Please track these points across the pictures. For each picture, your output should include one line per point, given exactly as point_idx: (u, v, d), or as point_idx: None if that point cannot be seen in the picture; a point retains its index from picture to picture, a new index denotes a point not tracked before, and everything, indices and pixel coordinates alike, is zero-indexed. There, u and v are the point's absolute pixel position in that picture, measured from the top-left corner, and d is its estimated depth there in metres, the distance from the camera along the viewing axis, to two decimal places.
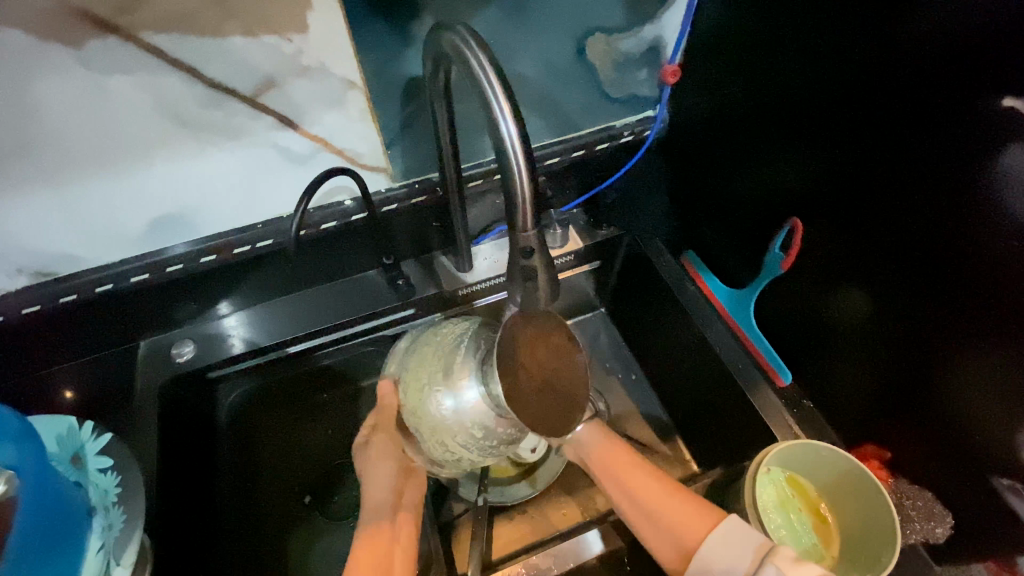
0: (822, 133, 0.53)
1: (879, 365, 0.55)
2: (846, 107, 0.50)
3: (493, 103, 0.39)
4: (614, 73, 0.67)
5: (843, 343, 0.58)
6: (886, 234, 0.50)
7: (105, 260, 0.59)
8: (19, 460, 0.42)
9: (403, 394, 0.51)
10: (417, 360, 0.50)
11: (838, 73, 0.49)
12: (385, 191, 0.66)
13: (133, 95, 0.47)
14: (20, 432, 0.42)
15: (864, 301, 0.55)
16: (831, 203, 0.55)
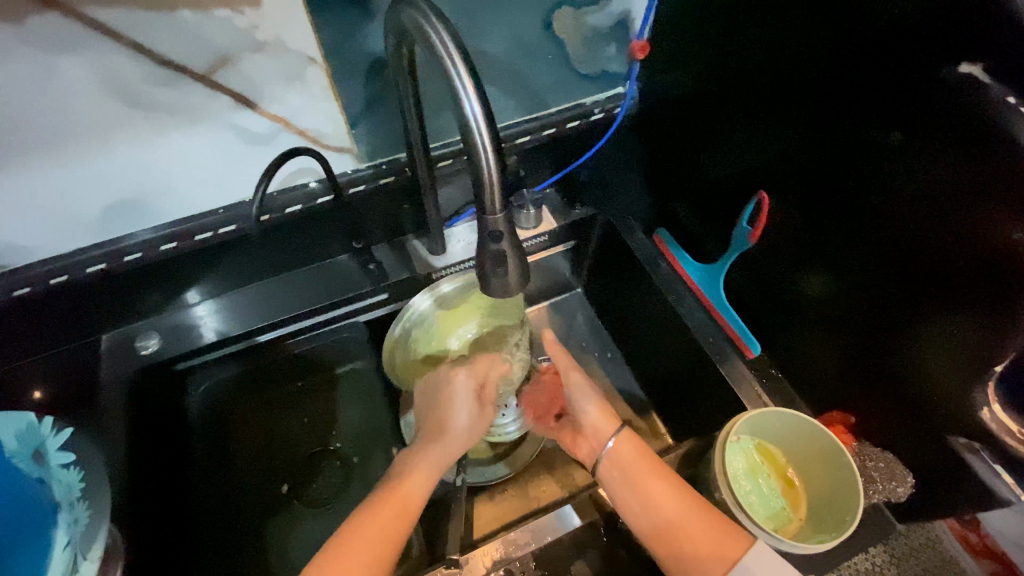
0: (788, 106, 0.53)
1: (845, 334, 0.57)
2: (811, 80, 0.50)
3: (454, 76, 0.38)
4: (583, 48, 0.66)
5: (811, 313, 0.60)
6: (850, 205, 0.51)
7: (59, 249, 0.56)
8: None
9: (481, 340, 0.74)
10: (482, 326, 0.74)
11: (802, 44, 0.49)
12: (352, 172, 0.65)
13: (78, 74, 0.45)
14: None
15: (829, 272, 0.56)
16: (799, 175, 0.55)
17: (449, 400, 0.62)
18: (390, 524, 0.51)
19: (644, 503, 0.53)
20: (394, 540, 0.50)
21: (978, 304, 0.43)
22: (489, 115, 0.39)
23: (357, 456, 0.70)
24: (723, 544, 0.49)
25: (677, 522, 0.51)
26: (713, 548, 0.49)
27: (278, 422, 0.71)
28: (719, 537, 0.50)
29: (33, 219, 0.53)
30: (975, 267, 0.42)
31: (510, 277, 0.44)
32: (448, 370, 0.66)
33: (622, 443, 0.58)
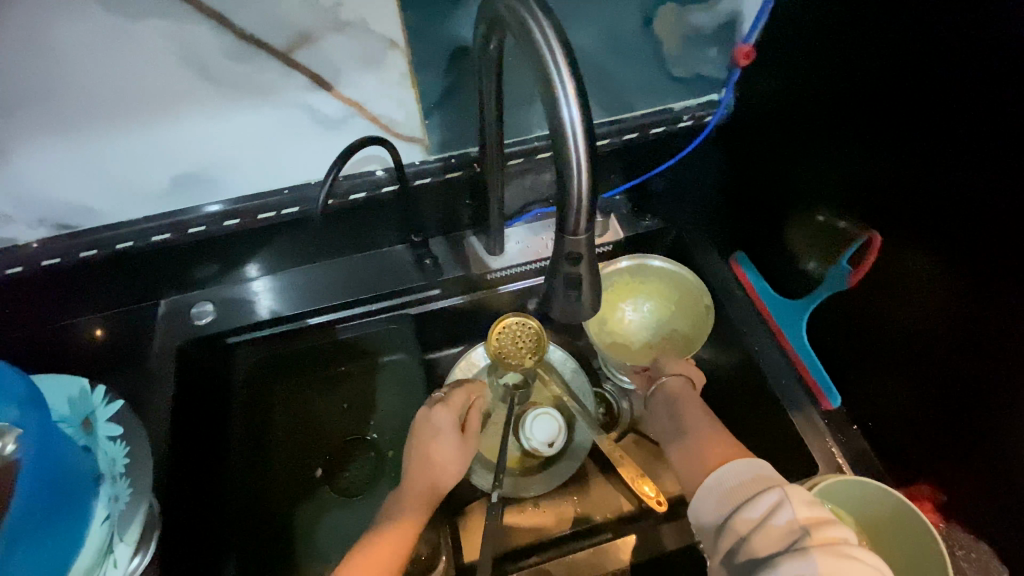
0: (919, 139, 0.46)
1: (949, 404, 0.50)
2: (959, 108, 0.42)
3: (555, 80, 0.34)
4: (680, 49, 0.59)
5: (909, 374, 0.53)
6: (983, 264, 0.43)
7: (128, 216, 0.57)
8: (21, 419, 0.41)
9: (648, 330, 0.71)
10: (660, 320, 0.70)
11: (950, 68, 0.42)
12: (420, 163, 0.62)
13: (158, 44, 0.43)
14: (27, 398, 0.41)
15: (941, 333, 0.49)
16: (920, 216, 0.48)
17: (434, 438, 0.61)
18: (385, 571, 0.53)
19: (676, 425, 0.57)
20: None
21: None
22: (587, 127, 0.35)
23: (392, 450, 0.70)
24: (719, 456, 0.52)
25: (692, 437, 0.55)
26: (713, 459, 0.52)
27: (318, 405, 0.71)
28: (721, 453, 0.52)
29: (104, 185, 0.53)
30: None
31: (583, 297, 0.41)
32: (428, 411, 0.62)
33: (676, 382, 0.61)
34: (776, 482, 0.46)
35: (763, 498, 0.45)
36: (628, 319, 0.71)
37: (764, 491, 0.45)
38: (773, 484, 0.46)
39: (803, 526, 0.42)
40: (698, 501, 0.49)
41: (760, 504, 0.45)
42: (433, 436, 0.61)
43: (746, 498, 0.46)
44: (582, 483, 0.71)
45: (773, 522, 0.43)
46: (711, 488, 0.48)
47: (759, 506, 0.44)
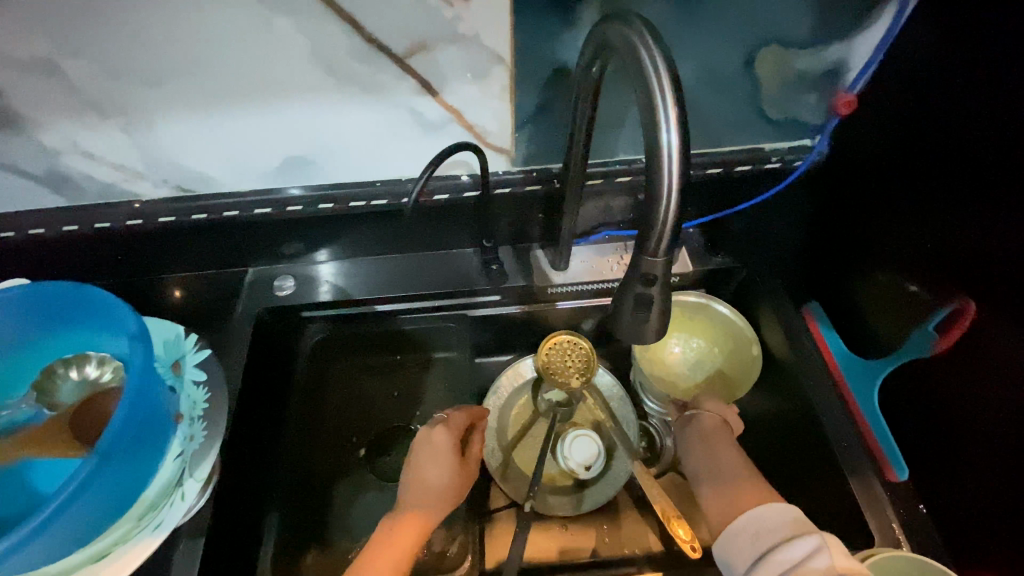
0: None
1: None
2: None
3: (659, 107, 0.35)
4: (779, 92, 0.59)
5: (989, 459, 0.49)
6: None
7: (238, 188, 0.63)
8: (133, 352, 0.45)
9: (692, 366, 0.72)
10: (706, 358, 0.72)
11: None
12: (503, 173, 0.64)
13: (296, 38, 0.48)
14: (139, 332, 0.46)
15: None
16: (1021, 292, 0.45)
17: (432, 458, 0.60)
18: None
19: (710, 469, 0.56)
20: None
21: None
22: (683, 156, 0.36)
23: None
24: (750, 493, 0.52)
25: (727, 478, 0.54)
26: (744, 498, 0.52)
27: (371, 388, 0.75)
28: (751, 492, 0.52)
29: (222, 156, 0.59)
30: None
31: (651, 320, 0.41)
32: (428, 432, 0.61)
33: (703, 421, 0.62)
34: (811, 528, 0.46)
35: (792, 543, 0.45)
36: (675, 354, 0.72)
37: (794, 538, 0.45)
38: (808, 530, 0.46)
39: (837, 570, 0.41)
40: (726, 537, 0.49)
41: (789, 550, 0.44)
42: (431, 458, 0.60)
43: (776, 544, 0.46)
44: (612, 513, 0.70)
45: (802, 566, 0.43)
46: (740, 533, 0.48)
47: (788, 553, 0.44)
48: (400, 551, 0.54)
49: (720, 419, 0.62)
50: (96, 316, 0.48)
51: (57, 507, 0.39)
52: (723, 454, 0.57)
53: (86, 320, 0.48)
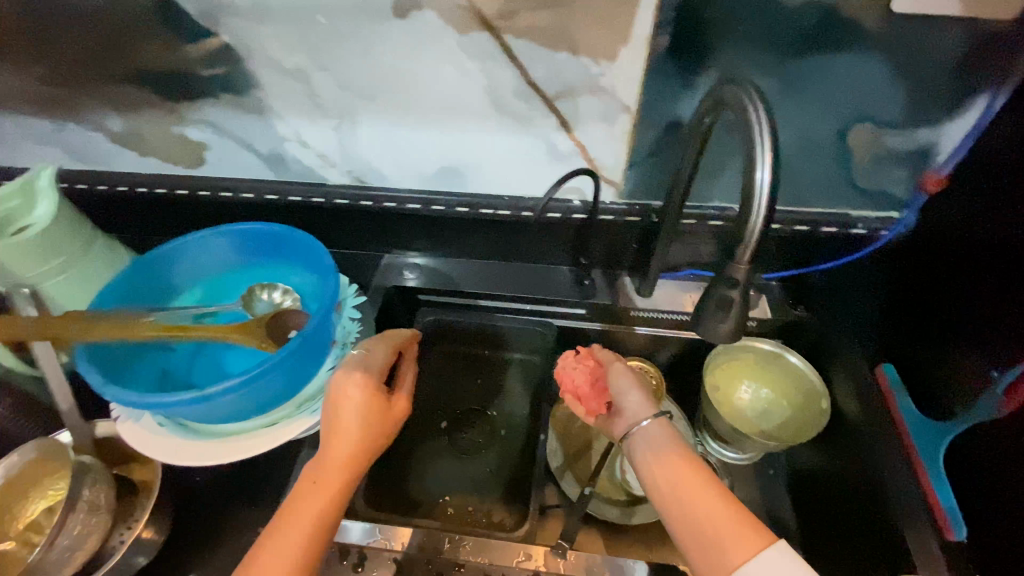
0: None
1: None
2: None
3: (757, 153, 0.45)
4: (870, 165, 0.66)
5: None
6: None
7: (399, 186, 0.79)
8: (330, 283, 0.61)
9: (760, 417, 0.75)
10: (772, 412, 0.75)
11: None
12: (610, 202, 0.76)
13: (478, 77, 0.64)
14: (330, 267, 0.62)
15: None
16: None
17: (338, 403, 0.52)
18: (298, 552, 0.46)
19: (670, 489, 0.48)
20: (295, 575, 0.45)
21: None
22: (772, 189, 0.45)
23: (504, 430, 0.83)
24: (738, 539, 0.44)
25: (702, 508, 0.46)
26: (733, 545, 0.43)
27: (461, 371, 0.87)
28: (738, 536, 0.44)
29: (397, 158, 0.75)
30: None
31: (729, 320, 0.49)
32: (342, 372, 0.53)
33: (656, 429, 0.53)
34: None
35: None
36: (744, 399, 0.76)
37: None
38: None
39: None
40: None
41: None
42: (351, 409, 0.51)
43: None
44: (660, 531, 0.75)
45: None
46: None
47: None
48: (320, 500, 0.48)
49: (637, 386, 0.58)
50: (299, 255, 0.66)
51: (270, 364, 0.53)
52: (677, 466, 0.49)
53: (289, 256, 0.66)
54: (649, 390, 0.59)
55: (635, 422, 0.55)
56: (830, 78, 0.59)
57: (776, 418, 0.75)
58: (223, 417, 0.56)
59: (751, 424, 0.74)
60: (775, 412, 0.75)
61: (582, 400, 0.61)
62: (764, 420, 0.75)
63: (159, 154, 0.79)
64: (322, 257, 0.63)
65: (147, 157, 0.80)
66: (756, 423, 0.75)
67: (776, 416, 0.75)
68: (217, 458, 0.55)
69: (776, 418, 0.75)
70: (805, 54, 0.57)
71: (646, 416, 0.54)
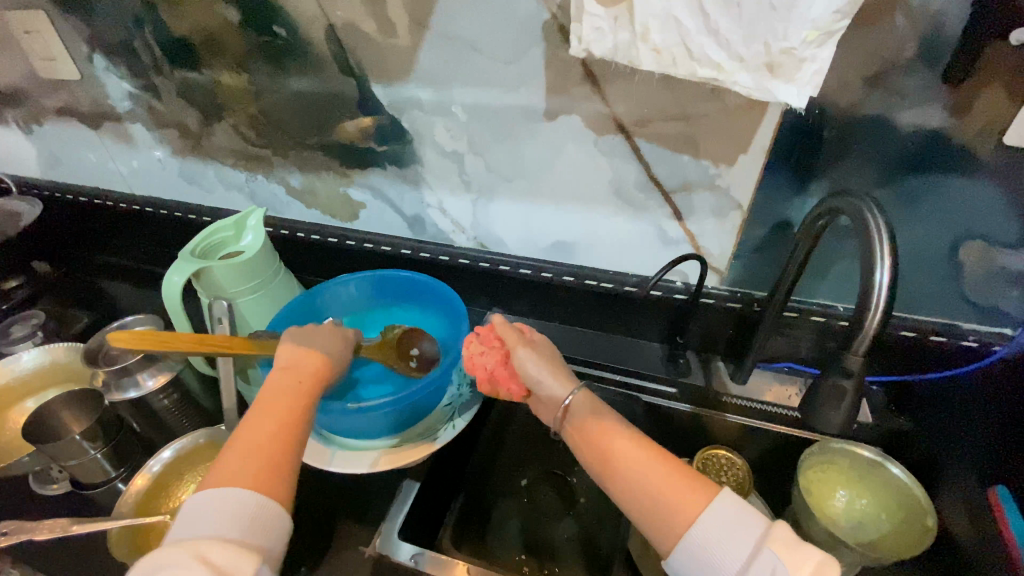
0: None
1: None
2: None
3: (876, 253, 0.49)
4: (983, 280, 0.68)
5: None
6: None
7: (516, 253, 0.89)
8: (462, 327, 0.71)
9: (856, 526, 0.72)
10: (870, 522, 0.72)
11: None
12: (711, 288, 0.81)
13: (606, 170, 0.75)
14: (461, 314, 0.72)
15: None
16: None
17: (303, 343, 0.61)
18: (267, 455, 0.49)
19: (610, 467, 0.53)
20: (283, 466, 0.49)
21: None
22: (891, 291, 0.48)
23: (582, 498, 0.84)
24: (685, 495, 0.49)
25: (645, 478, 0.50)
26: (680, 502, 0.49)
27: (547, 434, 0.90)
28: (684, 491, 0.49)
29: (520, 229, 0.86)
30: None
31: (842, 410, 0.52)
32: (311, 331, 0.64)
33: (580, 402, 0.58)
34: (765, 535, 0.46)
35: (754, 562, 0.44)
36: (839, 505, 0.73)
37: (758, 555, 0.45)
38: (753, 532, 0.46)
39: None
40: (682, 555, 0.47)
41: (748, 573, 0.44)
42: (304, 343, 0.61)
43: (743, 569, 0.45)
44: None
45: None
46: (702, 555, 0.46)
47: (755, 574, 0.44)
48: (278, 415, 0.52)
49: (545, 362, 0.61)
50: (433, 302, 0.77)
51: (408, 391, 0.63)
52: (609, 438, 0.54)
53: (424, 300, 0.77)
54: (558, 363, 0.62)
55: (559, 404, 0.58)
56: (942, 196, 0.63)
57: (874, 530, 0.71)
58: (362, 433, 0.66)
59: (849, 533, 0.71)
60: (873, 523, 0.72)
61: (500, 382, 0.63)
62: (862, 530, 0.72)
63: (323, 208, 0.95)
64: (457, 304, 0.72)
65: (312, 209, 0.96)
66: (852, 533, 0.71)
67: (875, 529, 0.72)
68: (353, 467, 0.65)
69: (873, 530, 0.71)
70: (916, 173, 0.63)
71: (564, 395, 0.58)
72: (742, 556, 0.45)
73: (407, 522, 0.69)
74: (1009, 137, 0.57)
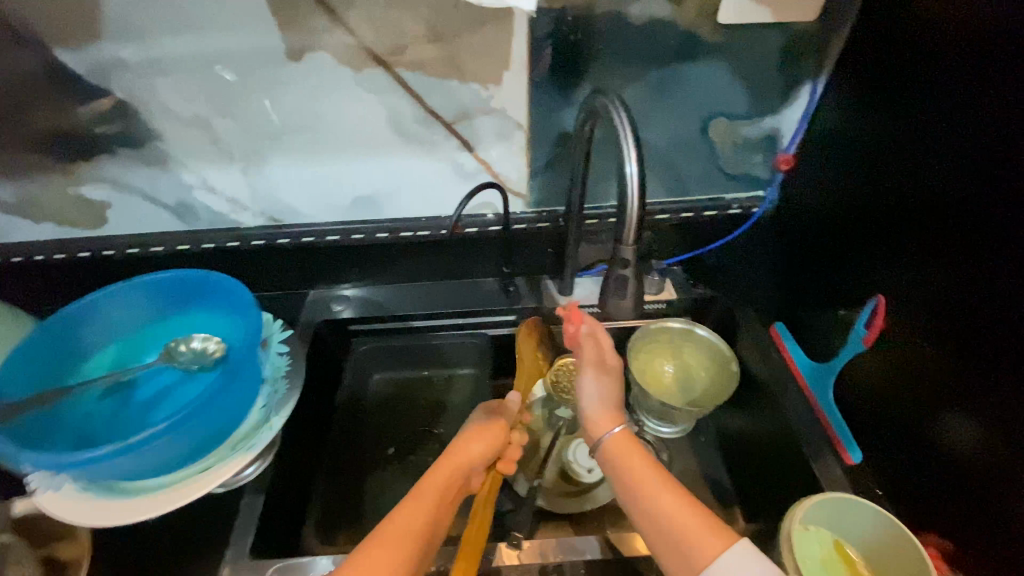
0: (927, 239, 0.56)
1: (959, 486, 0.54)
2: (962, 205, 0.52)
3: (623, 145, 0.51)
4: (732, 153, 0.77)
5: (933, 446, 0.58)
6: (984, 335, 0.51)
7: (316, 219, 0.81)
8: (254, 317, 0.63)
9: (681, 388, 0.82)
10: (691, 382, 0.82)
11: (952, 177, 0.53)
12: (520, 213, 0.82)
13: (377, 110, 0.69)
14: (250, 301, 0.63)
15: (975, 432, 0.52)
16: (932, 281, 0.56)
17: (480, 429, 0.64)
18: None
19: (637, 494, 0.52)
20: None
21: None
22: (641, 179, 0.51)
23: (452, 443, 0.82)
24: (704, 534, 0.47)
25: (667, 515, 0.49)
26: (700, 543, 0.46)
27: (405, 398, 0.87)
28: (705, 533, 0.47)
29: (311, 193, 0.78)
30: None
31: (627, 298, 0.57)
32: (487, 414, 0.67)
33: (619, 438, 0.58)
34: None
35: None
36: (667, 373, 0.82)
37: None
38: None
39: None
40: None
41: None
42: (483, 436, 0.63)
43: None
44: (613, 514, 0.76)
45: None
46: None
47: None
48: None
49: (606, 392, 0.64)
50: (219, 299, 0.66)
51: (194, 404, 0.54)
52: (643, 473, 0.53)
53: (208, 299, 0.67)
54: (618, 392, 0.64)
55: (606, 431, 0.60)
56: (686, 83, 0.69)
57: (693, 388, 0.82)
58: (155, 469, 0.56)
59: (675, 396, 0.81)
60: (694, 382, 0.82)
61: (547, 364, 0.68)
62: (684, 390, 0.82)
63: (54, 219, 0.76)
64: (241, 293, 0.64)
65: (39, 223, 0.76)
66: (677, 395, 0.81)
67: (695, 386, 0.82)
68: (151, 511, 0.55)
69: (694, 388, 0.82)
70: (661, 65, 0.67)
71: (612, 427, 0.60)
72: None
73: (257, 540, 0.63)
74: (722, 17, 0.64)
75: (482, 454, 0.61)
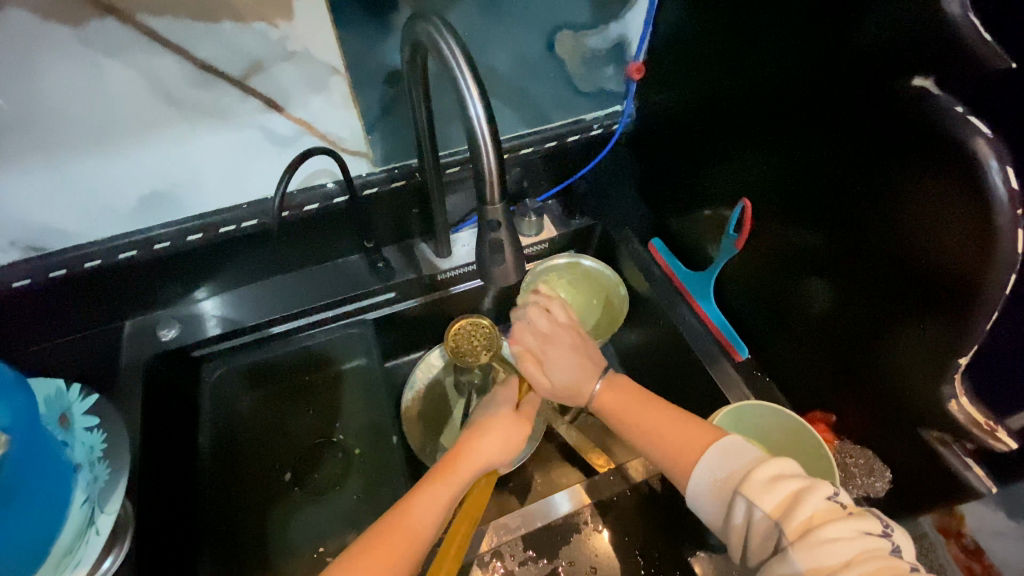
0: (780, 131, 0.56)
1: (834, 358, 0.58)
2: (807, 91, 0.52)
3: (460, 83, 0.42)
4: (582, 68, 0.71)
5: (805, 327, 0.61)
6: (841, 213, 0.52)
7: (95, 237, 0.61)
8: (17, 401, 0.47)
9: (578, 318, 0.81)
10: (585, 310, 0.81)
11: (798, 62, 0.52)
12: (366, 175, 0.70)
13: (128, 76, 0.50)
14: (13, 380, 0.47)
15: (827, 293, 0.56)
16: (788, 175, 0.57)
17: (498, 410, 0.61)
18: None
19: (637, 428, 0.57)
20: None
21: (954, 317, 0.43)
22: (490, 120, 0.43)
23: (358, 447, 0.73)
24: (697, 448, 0.52)
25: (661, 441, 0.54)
26: (690, 451, 0.52)
27: (286, 412, 0.74)
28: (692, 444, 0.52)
29: (74, 204, 0.58)
30: (954, 274, 0.42)
31: (507, 263, 0.49)
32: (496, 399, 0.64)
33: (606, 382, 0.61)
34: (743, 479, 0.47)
35: (734, 505, 0.46)
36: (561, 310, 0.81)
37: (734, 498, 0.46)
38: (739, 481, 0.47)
39: (776, 520, 0.43)
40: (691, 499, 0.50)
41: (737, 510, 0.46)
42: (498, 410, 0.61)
43: (727, 503, 0.47)
44: (540, 465, 0.74)
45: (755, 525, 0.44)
46: (703, 497, 0.49)
47: (739, 514, 0.46)
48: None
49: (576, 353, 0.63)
50: None
51: None
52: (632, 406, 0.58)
53: None
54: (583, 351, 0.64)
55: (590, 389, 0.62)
56: None
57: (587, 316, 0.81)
58: None
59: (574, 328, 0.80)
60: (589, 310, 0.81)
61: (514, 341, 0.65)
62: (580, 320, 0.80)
63: None
64: None
65: None
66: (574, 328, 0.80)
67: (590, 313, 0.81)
68: None
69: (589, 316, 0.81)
70: None
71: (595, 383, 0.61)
72: (724, 492, 0.48)
73: None
74: None
75: (505, 447, 0.57)
